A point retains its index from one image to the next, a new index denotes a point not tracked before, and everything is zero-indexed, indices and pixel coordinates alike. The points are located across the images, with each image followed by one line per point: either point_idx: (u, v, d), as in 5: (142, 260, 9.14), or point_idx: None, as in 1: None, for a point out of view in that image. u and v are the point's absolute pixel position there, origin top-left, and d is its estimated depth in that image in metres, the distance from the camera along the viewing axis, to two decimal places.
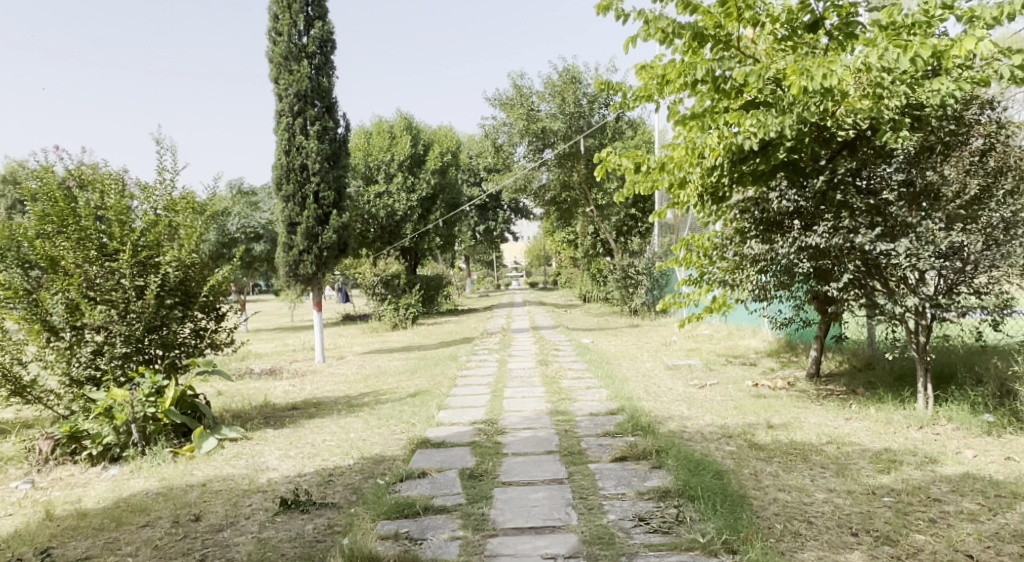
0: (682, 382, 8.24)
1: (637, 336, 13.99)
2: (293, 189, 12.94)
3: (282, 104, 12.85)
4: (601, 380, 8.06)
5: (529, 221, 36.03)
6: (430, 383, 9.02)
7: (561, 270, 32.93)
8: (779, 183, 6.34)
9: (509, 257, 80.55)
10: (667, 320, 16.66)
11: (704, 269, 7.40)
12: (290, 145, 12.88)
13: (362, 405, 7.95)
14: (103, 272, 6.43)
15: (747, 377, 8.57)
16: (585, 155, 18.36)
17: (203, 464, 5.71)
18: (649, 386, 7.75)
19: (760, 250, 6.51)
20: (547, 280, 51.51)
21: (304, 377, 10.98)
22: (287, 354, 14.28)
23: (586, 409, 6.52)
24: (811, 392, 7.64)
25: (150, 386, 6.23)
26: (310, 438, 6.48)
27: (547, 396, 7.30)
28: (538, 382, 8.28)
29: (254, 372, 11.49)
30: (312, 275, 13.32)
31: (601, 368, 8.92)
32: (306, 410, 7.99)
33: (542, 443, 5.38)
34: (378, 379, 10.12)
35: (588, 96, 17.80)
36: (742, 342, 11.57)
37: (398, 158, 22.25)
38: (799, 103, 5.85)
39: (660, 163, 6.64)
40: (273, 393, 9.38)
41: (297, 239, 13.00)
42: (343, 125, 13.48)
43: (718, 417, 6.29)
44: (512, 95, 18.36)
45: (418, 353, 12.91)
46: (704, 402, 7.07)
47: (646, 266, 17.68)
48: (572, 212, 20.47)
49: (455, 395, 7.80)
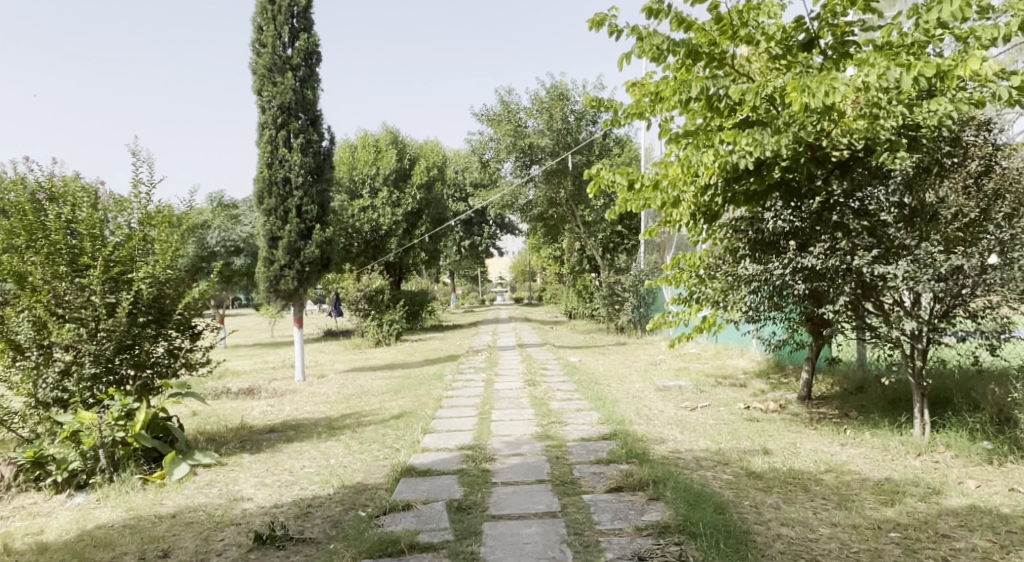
0: (673, 404, 8.04)
1: (624, 355, 13.81)
2: (275, 203, 12.68)
3: (265, 116, 12.62)
4: (590, 402, 7.85)
5: (514, 236, 35.91)
6: (414, 404, 8.77)
7: (546, 286, 32.77)
8: (774, 203, 6.22)
9: (494, 272, 80.39)
10: (655, 338, 16.51)
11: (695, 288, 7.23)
12: (273, 158, 12.65)
13: (343, 428, 7.70)
14: (73, 289, 6.19)
15: (738, 399, 8.35)
16: (572, 172, 18.23)
17: (174, 493, 5.45)
18: (640, 410, 7.54)
19: (755, 271, 6.36)
20: (532, 295, 51.35)
21: (284, 396, 10.70)
22: (268, 371, 13.97)
23: (576, 433, 6.31)
24: (804, 416, 7.43)
25: (119, 409, 5.96)
26: (289, 464, 6.22)
27: (535, 419, 7.09)
28: (526, 404, 8.05)
29: (232, 390, 11.18)
30: (293, 290, 13.04)
31: (589, 390, 8.72)
32: (286, 433, 7.72)
33: (532, 471, 5.15)
34: (360, 399, 9.85)
35: (576, 112, 17.71)
36: (731, 362, 11.40)
37: (384, 172, 22.04)
38: (797, 119, 5.63)
39: (654, 180, 6.49)
40: (251, 414, 9.09)
41: (278, 254, 12.73)
42: (327, 138, 13.27)
43: (712, 443, 6.10)
44: (499, 110, 18.24)
45: (401, 371, 12.66)
46: (697, 427, 6.86)
47: (633, 283, 17.54)
48: (559, 228, 20.33)
49: (440, 417, 7.55)
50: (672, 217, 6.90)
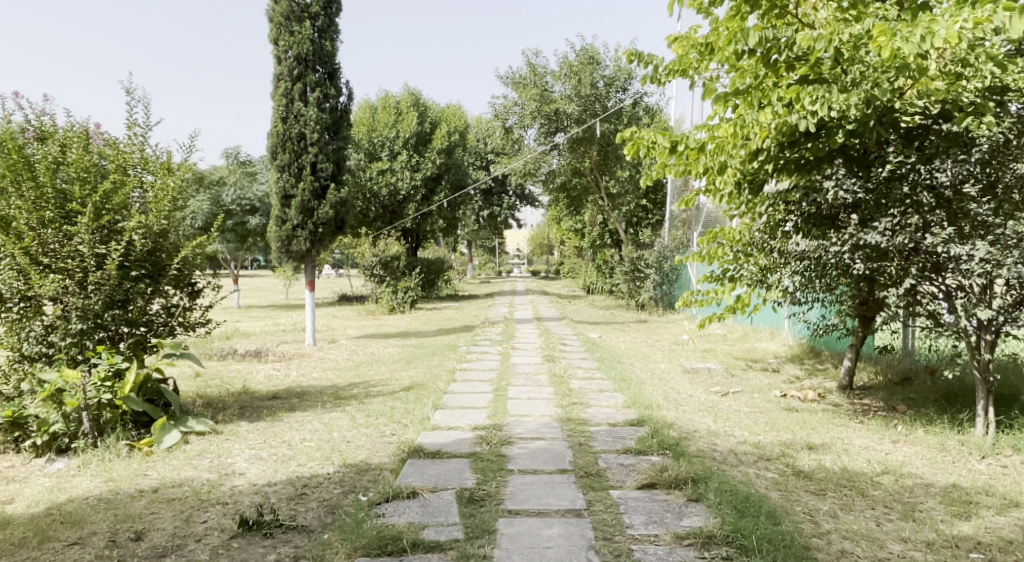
0: (703, 389, 7.48)
1: (645, 333, 13.27)
2: (289, 159, 12.14)
3: (281, 67, 12.05)
4: (615, 383, 7.31)
5: (535, 208, 35.28)
6: (425, 376, 8.26)
7: (565, 260, 32.20)
8: (835, 169, 5.68)
9: (511, 244, 79.83)
10: (677, 317, 15.95)
11: (731, 264, 6.65)
12: (288, 112, 12.11)
13: (350, 398, 7.21)
14: (59, 237, 5.69)
15: (773, 386, 7.79)
16: (599, 141, 17.39)
17: (160, 464, 4.98)
18: (667, 394, 6.97)
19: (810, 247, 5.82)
20: (549, 270, 50.75)
21: (291, 361, 10.24)
22: (277, 335, 13.54)
23: (601, 417, 5.77)
24: (847, 407, 6.87)
25: (106, 369, 5.48)
26: (288, 436, 5.73)
27: (556, 399, 6.56)
28: (544, 381, 7.51)
29: (238, 352, 10.75)
30: (305, 251, 12.53)
31: (613, 369, 8.18)
32: (288, 400, 7.24)
33: (552, 458, 4.63)
34: (369, 368, 9.37)
35: (605, 78, 17.02)
36: (761, 346, 10.80)
37: (404, 135, 21.45)
38: (870, 76, 5.05)
39: (700, 143, 5.89)
40: (254, 379, 8.63)
41: (291, 213, 12.20)
42: (345, 94, 12.69)
43: (752, 434, 5.53)
44: (525, 73, 17.54)
45: (414, 340, 12.16)
46: (731, 415, 6.31)
47: (657, 259, 16.94)
48: (582, 200, 19.70)
49: (452, 392, 7.02)
50: (715, 184, 6.31)
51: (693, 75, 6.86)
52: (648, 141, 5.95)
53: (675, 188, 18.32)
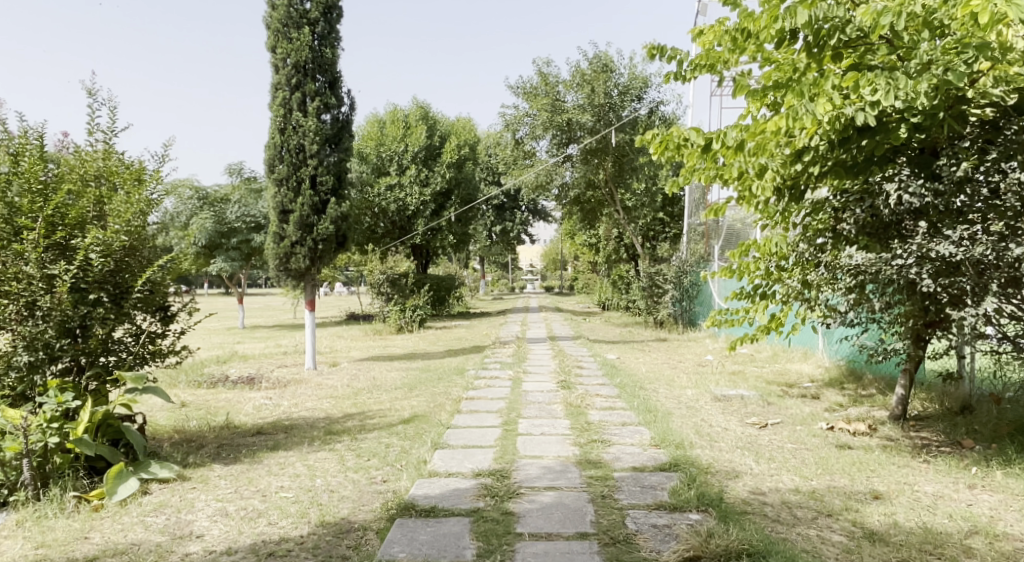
0: (739, 422, 6.66)
1: (667, 354, 12.49)
2: (287, 171, 11.45)
3: (279, 76, 11.40)
4: (639, 414, 6.49)
5: (548, 223, 34.52)
6: (428, 406, 7.49)
7: (579, 276, 31.42)
8: (899, 170, 5.03)
9: (525, 260, 79.02)
10: (698, 335, 15.11)
11: (762, 279, 5.81)
12: (286, 123, 11.44)
13: (342, 434, 6.46)
14: (5, 256, 4.98)
15: (816, 417, 6.99)
16: (614, 151, 16.65)
17: (107, 523, 4.25)
18: (701, 428, 6.15)
19: (870, 259, 5.19)
20: (563, 286, 49.92)
21: (286, 388, 9.49)
22: (276, 358, 12.81)
23: (626, 460, 5.00)
24: (904, 442, 6.14)
25: (53, 409, 4.74)
26: (264, 483, 4.97)
27: (573, 435, 5.77)
28: (560, 413, 6.71)
29: (231, 378, 10.03)
30: (304, 270, 11.80)
31: (635, 397, 7.37)
32: (273, 436, 6.47)
33: (569, 518, 3.89)
34: (369, 396, 8.60)
35: (620, 85, 16.29)
36: (794, 369, 9.96)
37: (412, 149, 20.78)
38: (939, 59, 4.33)
39: (738, 141, 5.00)
40: (242, 410, 7.89)
41: (289, 229, 11.48)
42: (347, 104, 12.02)
43: (803, 482, 4.78)
44: (537, 82, 16.83)
45: (421, 362, 11.42)
46: (774, 455, 5.51)
47: (676, 273, 16.14)
48: (596, 213, 18.89)
49: (456, 427, 6.24)
50: (749, 192, 5.45)
51: (723, 70, 6.07)
52: (679, 140, 5.18)
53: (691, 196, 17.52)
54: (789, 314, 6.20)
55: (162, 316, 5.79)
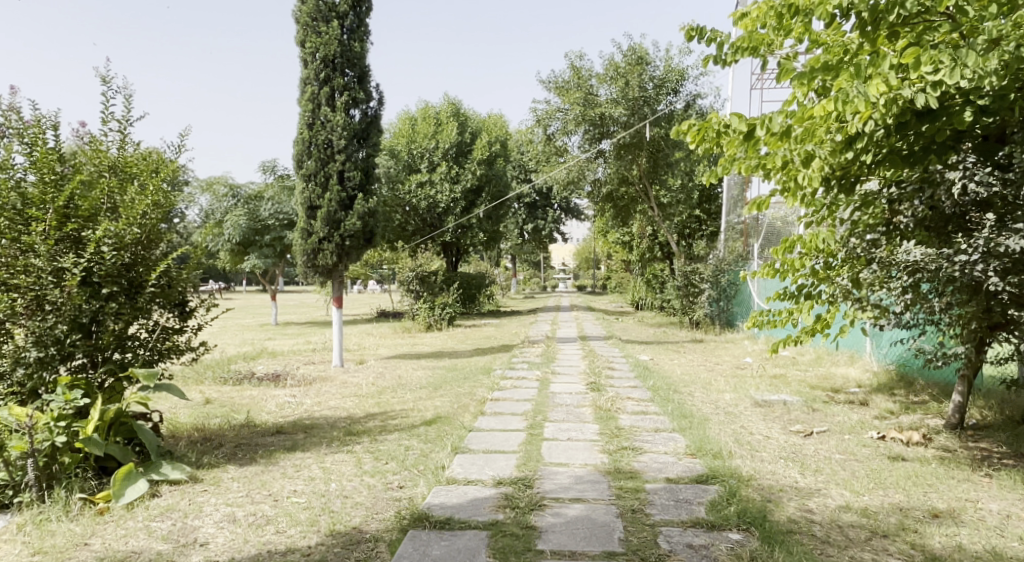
0: (781, 430, 6.29)
1: (702, 355, 12.10)
2: (315, 167, 11.27)
3: (307, 70, 11.23)
4: (674, 419, 6.17)
5: (580, 221, 34.11)
6: (454, 406, 7.24)
7: (612, 274, 30.99)
8: (964, 156, 4.77)
9: (557, 259, 78.57)
10: (735, 336, 14.67)
11: (807, 278, 5.60)
12: (314, 118, 11.27)
13: (363, 435, 6.23)
14: (14, 248, 4.80)
15: (863, 425, 6.60)
16: (649, 147, 16.25)
17: (111, 528, 4.05)
18: (739, 436, 5.80)
19: (930, 254, 4.81)
20: (595, 285, 49.43)
21: (311, 385, 9.31)
22: (303, 355, 12.66)
23: (660, 471, 4.70)
24: (961, 454, 5.77)
25: (60, 406, 4.53)
26: (277, 486, 4.74)
27: (603, 441, 5.48)
28: (589, 416, 6.39)
29: (257, 375, 9.87)
30: (332, 266, 11.63)
31: (668, 400, 7.04)
32: (293, 436, 6.26)
33: (595, 536, 3.65)
34: (394, 396, 8.37)
35: (655, 79, 15.89)
36: (837, 373, 9.52)
37: (444, 145, 20.58)
38: (1010, 34, 3.98)
39: (785, 127, 4.66)
40: (265, 409, 7.69)
41: (316, 225, 11.30)
42: (376, 98, 11.82)
43: (850, 499, 4.46)
44: (569, 77, 16.48)
45: (449, 361, 11.18)
46: (819, 467, 5.18)
47: (712, 272, 15.70)
48: (630, 211, 18.47)
49: (480, 430, 5.96)
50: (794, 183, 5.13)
51: (766, 54, 5.70)
52: (721, 126, 4.90)
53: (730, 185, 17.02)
54: (835, 314, 5.96)
55: (180, 313, 5.60)
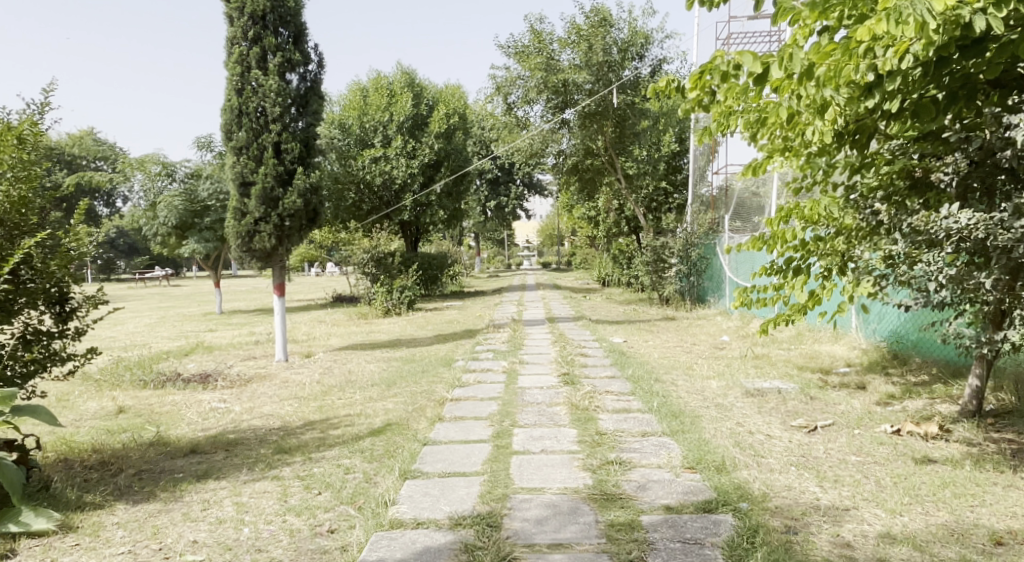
0: (783, 425, 5.41)
1: (677, 334, 11.29)
2: (247, 138, 10.12)
3: (234, 28, 10.18)
4: (663, 420, 5.28)
5: (544, 197, 33.17)
6: (406, 410, 6.26)
7: (577, 251, 30.18)
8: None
9: (521, 237, 77.56)
10: (708, 313, 13.88)
11: (796, 250, 5.02)
12: (243, 83, 10.16)
13: (295, 452, 5.23)
14: None
15: (873, 416, 5.65)
16: (614, 115, 15.33)
17: None
18: (743, 439, 4.91)
19: (987, 216, 4.14)
20: (559, 262, 48.54)
21: (246, 386, 8.25)
22: (245, 349, 11.56)
23: (657, 496, 3.80)
24: (994, 447, 4.93)
25: None
26: (171, 535, 3.75)
27: (583, 454, 4.55)
28: (564, 419, 5.48)
29: (183, 376, 8.77)
30: (271, 250, 10.52)
31: (651, 394, 6.17)
32: (209, 457, 5.22)
33: None
34: (339, 396, 7.38)
35: (620, 42, 14.95)
36: (825, 351, 8.75)
37: (397, 118, 19.40)
38: None
39: (806, 67, 3.73)
40: (185, 421, 6.62)
41: (250, 205, 10.16)
42: (314, 61, 10.75)
43: (887, 524, 3.60)
44: (528, 41, 15.39)
45: (405, 351, 10.18)
46: (840, 475, 4.32)
47: (682, 246, 14.89)
48: (595, 184, 17.50)
49: (435, 443, 4.98)
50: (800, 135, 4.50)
51: None
52: (729, 65, 3.89)
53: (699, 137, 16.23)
54: (830, 289, 5.16)
55: (58, 312, 4.86)
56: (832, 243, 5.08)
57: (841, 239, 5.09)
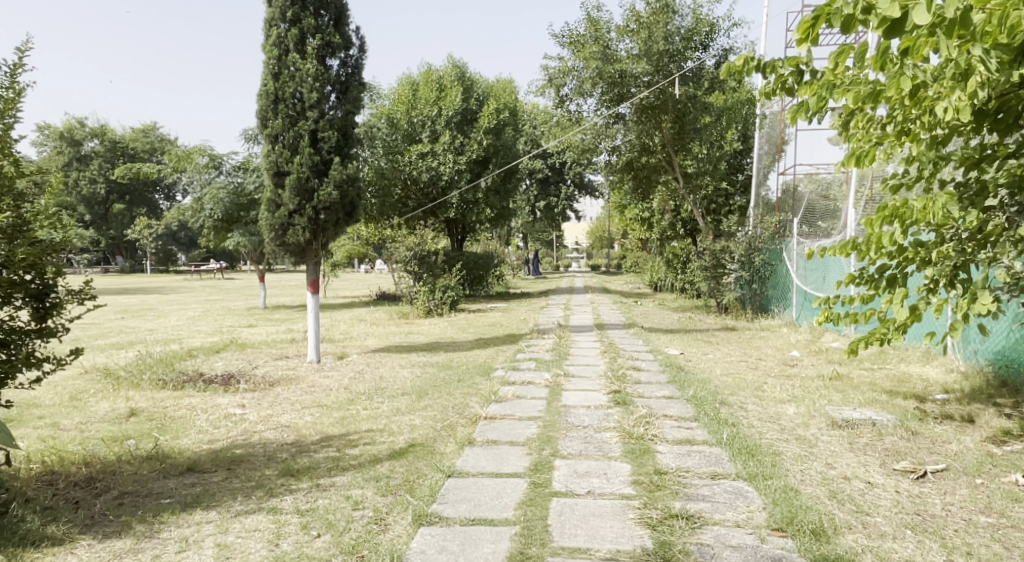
0: (882, 469, 4.51)
1: (740, 347, 10.31)
2: (281, 125, 9.49)
3: (272, 9, 9.58)
4: (736, 458, 4.41)
5: (595, 199, 32.20)
6: (436, 428, 5.49)
7: (629, 254, 29.19)
8: None
9: (571, 238, 76.38)
10: (772, 324, 12.81)
11: (890, 257, 4.53)
12: (280, 67, 9.56)
13: (303, 476, 4.51)
14: None
15: (994, 461, 4.70)
16: (674, 108, 14.37)
17: None
18: (840, 489, 4.04)
19: None
20: (608, 265, 47.46)
21: (269, 390, 7.57)
22: (278, 347, 10.97)
23: None
24: None
25: None
26: None
27: (641, 499, 3.77)
28: (616, 449, 4.65)
29: (205, 375, 8.14)
30: (305, 245, 9.87)
31: (717, 420, 5.31)
32: (206, 478, 4.53)
33: None
34: (366, 406, 6.65)
35: (682, 31, 14.03)
36: (913, 373, 7.74)
37: (447, 113, 18.74)
38: None
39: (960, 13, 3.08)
40: (193, 429, 5.96)
41: (284, 196, 9.53)
42: (356, 45, 10.10)
43: None
44: (584, 29, 14.52)
45: (443, 356, 9.44)
46: (969, 543, 3.44)
47: (744, 251, 13.86)
48: (651, 183, 16.52)
49: (463, 475, 4.22)
50: (923, 100, 3.85)
51: None
52: (855, 8, 3.20)
53: (764, 133, 15.14)
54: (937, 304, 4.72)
55: (36, 308, 4.29)
56: (939, 250, 4.50)
57: (949, 245, 4.51)
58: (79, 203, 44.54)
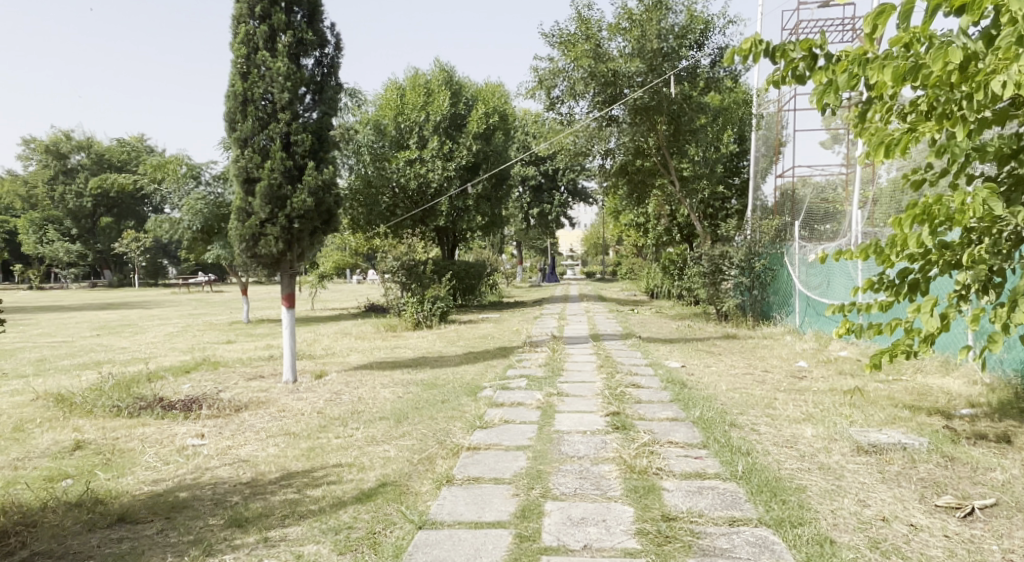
0: (923, 506, 3.91)
1: (744, 357, 9.69)
2: (251, 128, 8.86)
3: (240, 5, 8.98)
4: (756, 497, 3.80)
5: (589, 205, 31.60)
6: (411, 461, 4.87)
7: (624, 260, 28.62)
8: None
9: (564, 245, 75.74)
10: (775, 332, 12.20)
11: (917, 259, 3.90)
12: (249, 66, 8.95)
13: (252, 525, 3.89)
14: None
15: None
16: (669, 109, 13.77)
17: None
18: (880, 537, 3.46)
19: None
20: (604, 271, 46.79)
21: (234, 416, 6.93)
22: (254, 365, 10.32)
23: None
24: None
25: None
26: None
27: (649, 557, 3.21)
28: (618, 487, 4.02)
29: (167, 400, 7.49)
30: (278, 256, 9.23)
31: (728, 448, 4.70)
32: (138, 532, 3.90)
33: None
34: (338, 433, 6.02)
35: (676, 28, 13.47)
36: (935, 385, 7.15)
37: (434, 117, 18.09)
38: None
39: None
40: (140, 466, 5.31)
41: (254, 204, 8.89)
42: (331, 43, 9.49)
43: None
44: (575, 28, 13.92)
45: (428, 373, 8.80)
46: None
47: (744, 256, 13.25)
48: (646, 187, 15.92)
49: (438, 526, 3.60)
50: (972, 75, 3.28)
51: None
52: None
53: (762, 134, 14.57)
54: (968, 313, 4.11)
55: None
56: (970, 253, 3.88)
57: (983, 246, 3.84)
58: (66, 217, 43.84)
